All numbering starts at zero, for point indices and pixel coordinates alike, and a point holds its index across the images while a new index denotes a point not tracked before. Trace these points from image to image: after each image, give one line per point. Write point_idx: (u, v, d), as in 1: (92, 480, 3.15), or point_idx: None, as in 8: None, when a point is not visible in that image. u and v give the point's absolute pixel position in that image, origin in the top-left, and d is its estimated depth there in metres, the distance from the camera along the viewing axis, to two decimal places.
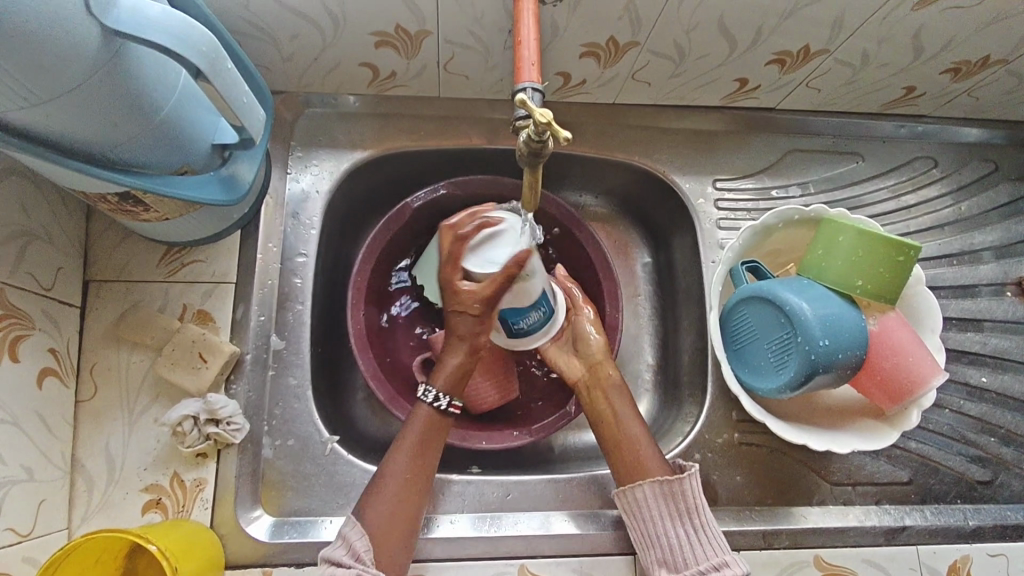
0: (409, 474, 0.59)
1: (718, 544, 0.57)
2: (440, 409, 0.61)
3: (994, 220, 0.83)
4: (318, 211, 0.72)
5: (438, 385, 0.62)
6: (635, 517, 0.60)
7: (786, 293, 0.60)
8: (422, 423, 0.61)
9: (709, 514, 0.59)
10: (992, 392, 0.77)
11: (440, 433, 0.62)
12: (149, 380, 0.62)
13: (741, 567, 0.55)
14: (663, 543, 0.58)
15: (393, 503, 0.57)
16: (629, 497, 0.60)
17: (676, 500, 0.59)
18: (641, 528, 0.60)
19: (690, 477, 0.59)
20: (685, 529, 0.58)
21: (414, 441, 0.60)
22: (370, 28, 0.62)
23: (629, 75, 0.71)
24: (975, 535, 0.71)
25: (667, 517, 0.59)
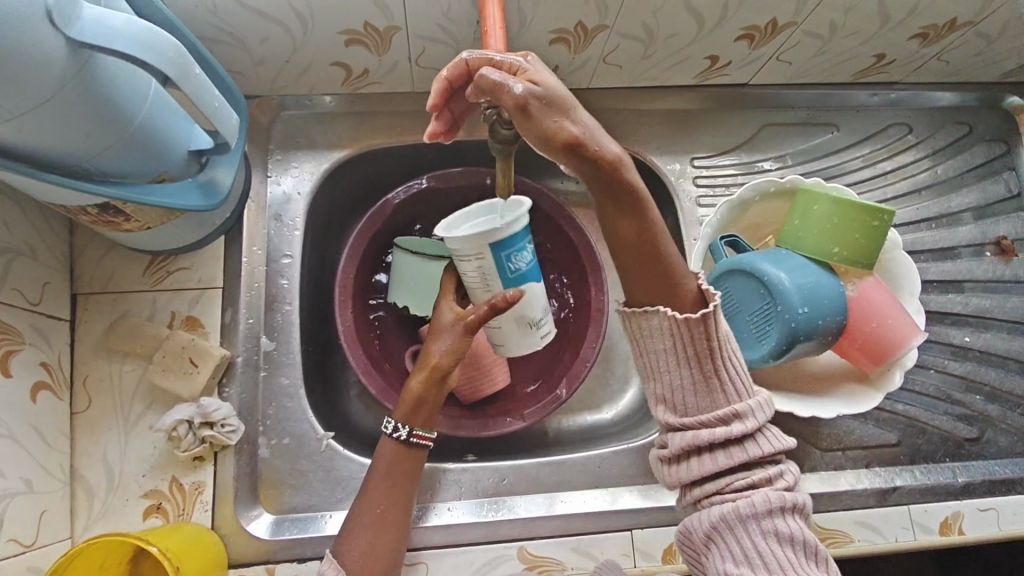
0: (384, 516, 0.59)
1: (731, 389, 0.52)
2: (407, 440, 0.62)
3: (971, 181, 0.84)
4: (301, 211, 0.72)
5: (401, 416, 0.63)
6: (640, 345, 0.54)
7: (764, 264, 0.61)
8: (389, 458, 0.62)
9: (730, 352, 0.53)
10: (976, 351, 0.78)
11: (410, 460, 0.62)
12: (142, 388, 0.63)
13: (756, 420, 0.51)
14: (668, 373, 0.53)
15: (370, 543, 0.58)
16: (640, 325, 0.53)
17: (689, 341, 0.51)
18: (647, 360, 0.54)
19: (714, 316, 0.51)
20: (698, 369, 0.52)
21: (382, 472, 0.61)
22: (339, 27, 0.62)
23: (600, 59, 0.72)
24: (965, 492, 0.72)
25: (678, 357, 0.52)
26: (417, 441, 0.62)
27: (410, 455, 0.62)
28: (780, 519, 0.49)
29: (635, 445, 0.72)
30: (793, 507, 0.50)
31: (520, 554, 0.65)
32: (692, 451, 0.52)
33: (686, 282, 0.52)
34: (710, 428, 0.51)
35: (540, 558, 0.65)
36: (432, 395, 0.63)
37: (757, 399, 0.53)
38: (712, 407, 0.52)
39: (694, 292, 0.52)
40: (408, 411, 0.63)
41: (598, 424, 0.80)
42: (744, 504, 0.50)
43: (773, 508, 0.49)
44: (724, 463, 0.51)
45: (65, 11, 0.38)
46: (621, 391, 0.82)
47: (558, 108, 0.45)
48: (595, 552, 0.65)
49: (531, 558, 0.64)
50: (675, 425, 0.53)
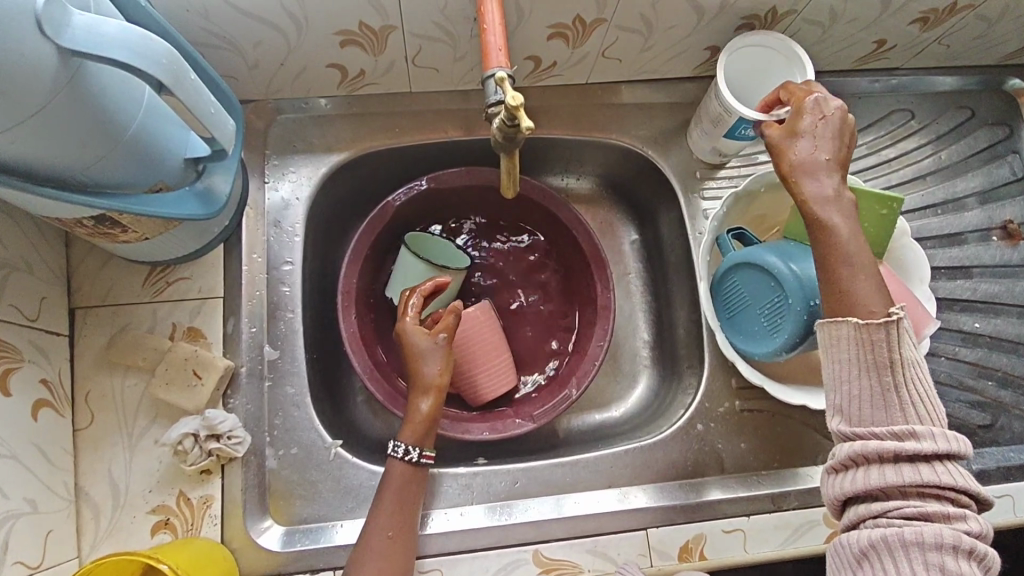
0: (391, 544, 0.58)
1: (918, 415, 0.47)
2: (419, 462, 0.62)
3: (975, 165, 0.83)
4: (300, 217, 0.71)
5: (409, 439, 0.62)
6: (828, 354, 0.49)
7: (773, 256, 0.60)
8: (398, 479, 0.61)
9: (920, 378, 0.47)
10: (986, 337, 0.77)
11: (416, 482, 0.62)
12: (146, 403, 0.62)
13: (937, 447, 0.45)
14: (847, 378, 0.48)
15: (382, 571, 0.57)
16: (832, 335, 0.49)
17: (878, 351, 0.47)
18: (830, 366, 0.49)
19: (897, 327, 0.47)
20: (880, 380, 0.47)
21: (394, 490, 0.61)
22: (333, 28, 0.61)
23: (599, 53, 0.71)
24: (980, 479, 0.71)
25: (859, 366, 0.48)
26: (427, 462, 0.62)
27: (420, 471, 0.62)
28: (951, 559, 0.43)
29: (648, 442, 0.71)
30: (970, 554, 0.43)
31: (535, 558, 0.64)
32: (859, 461, 0.47)
33: (873, 299, 0.48)
34: (886, 442, 0.45)
35: (556, 561, 0.64)
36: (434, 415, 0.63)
37: (946, 433, 0.46)
38: (891, 422, 0.47)
39: (880, 316, 0.48)
40: (415, 434, 0.62)
41: (607, 422, 0.79)
42: (908, 529, 0.44)
43: (944, 546, 0.43)
44: (892, 475, 0.45)
45: (55, 19, 0.37)
46: (629, 388, 0.81)
47: (806, 156, 0.53)
48: (611, 553, 0.64)
49: (547, 561, 0.64)
50: (851, 438, 0.47)
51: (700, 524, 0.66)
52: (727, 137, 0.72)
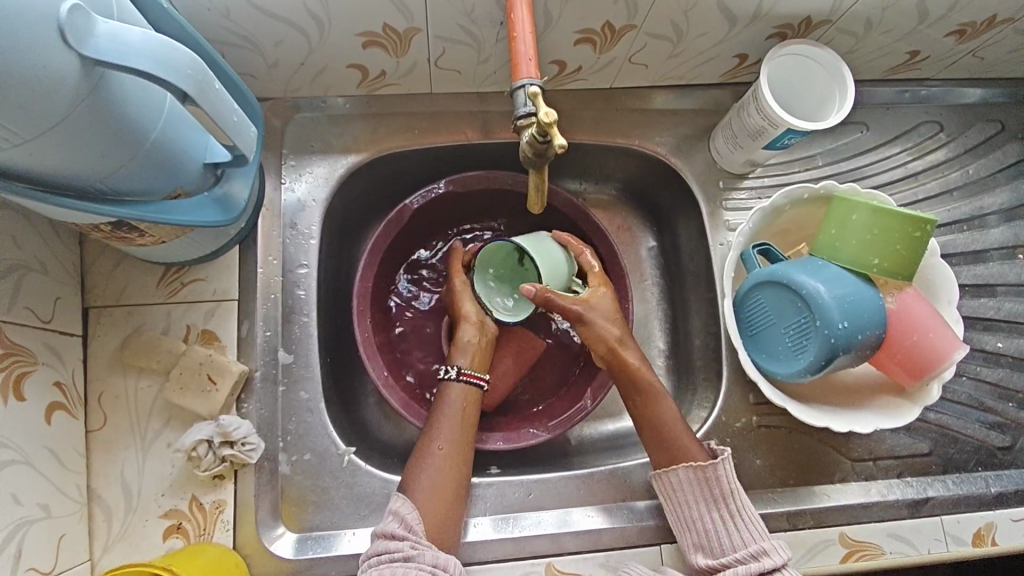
0: (448, 461, 0.62)
1: (756, 529, 0.59)
2: (459, 379, 0.66)
3: (1002, 181, 0.81)
4: (316, 219, 0.70)
5: (456, 360, 0.68)
6: (671, 499, 0.62)
7: (800, 276, 0.59)
8: (455, 402, 0.65)
9: (742, 501, 0.60)
10: (1008, 357, 0.76)
11: (466, 416, 0.65)
12: (159, 406, 0.61)
13: (771, 561, 0.56)
14: (699, 528, 0.60)
15: (438, 480, 0.60)
16: (666, 481, 0.62)
17: (711, 485, 0.61)
18: (676, 509, 0.62)
19: (724, 463, 0.61)
20: (718, 509, 0.60)
21: (451, 415, 0.64)
22: (356, 29, 0.60)
23: (625, 58, 0.70)
24: (998, 502, 0.71)
25: (704, 500, 0.61)
26: (467, 380, 0.67)
27: (474, 399, 0.66)
28: None
29: None
30: None
31: (547, 570, 0.63)
32: None
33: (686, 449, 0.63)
34: (742, 563, 0.56)
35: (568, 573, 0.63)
36: (476, 338, 0.69)
37: (771, 542, 0.57)
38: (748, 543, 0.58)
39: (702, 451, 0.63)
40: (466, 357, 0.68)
41: (622, 432, 0.78)
42: None
43: None
44: None
45: (79, 27, 0.35)
46: None
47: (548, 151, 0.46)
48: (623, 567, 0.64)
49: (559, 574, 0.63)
50: (714, 568, 0.58)
51: None
52: (765, 148, 0.69)
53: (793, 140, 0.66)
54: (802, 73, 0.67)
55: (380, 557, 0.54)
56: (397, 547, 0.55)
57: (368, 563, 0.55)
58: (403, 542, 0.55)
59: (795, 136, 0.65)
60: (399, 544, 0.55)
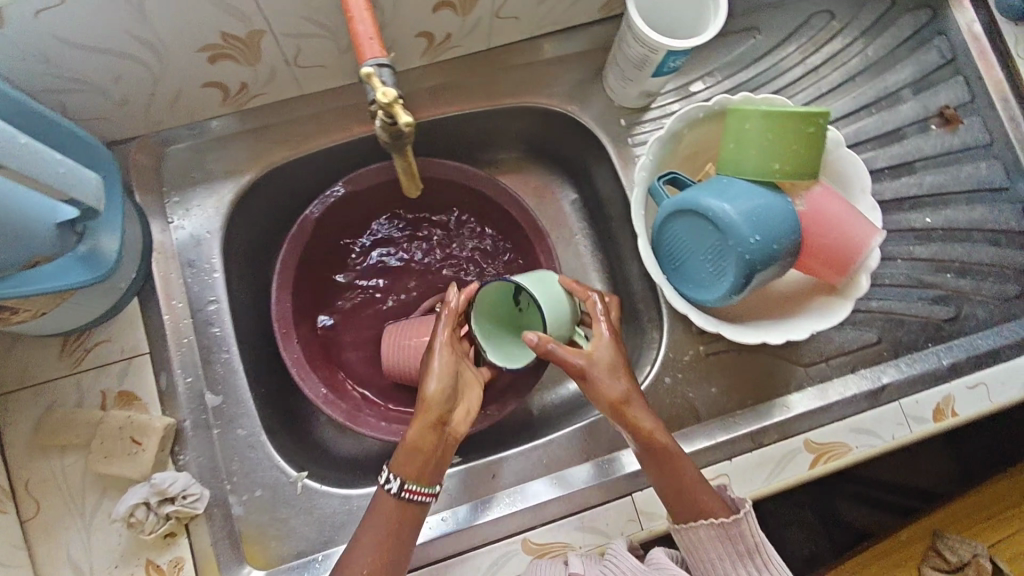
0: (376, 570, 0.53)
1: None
2: (398, 493, 0.55)
3: (903, 56, 0.80)
4: (215, 250, 0.66)
5: (394, 466, 0.55)
6: (695, 553, 0.58)
7: (706, 198, 0.57)
8: (386, 500, 0.55)
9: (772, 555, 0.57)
10: (938, 230, 0.76)
11: (398, 526, 0.55)
12: (91, 479, 0.59)
13: None
14: None
15: None
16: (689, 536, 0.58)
17: (736, 541, 0.57)
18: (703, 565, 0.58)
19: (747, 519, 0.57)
20: (745, 564, 0.57)
21: (386, 515, 0.55)
22: (195, 45, 0.56)
23: (492, 15, 0.66)
24: (952, 373, 0.71)
25: (732, 558, 0.57)
26: (410, 495, 0.55)
27: (409, 509, 0.55)
28: None
29: None
30: None
31: (524, 546, 0.62)
32: None
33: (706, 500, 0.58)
34: None
35: (545, 545, 0.63)
36: (429, 448, 0.56)
37: None
38: None
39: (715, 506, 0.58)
40: (408, 467, 0.55)
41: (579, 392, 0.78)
42: None
43: None
44: None
45: None
46: None
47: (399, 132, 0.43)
48: (600, 526, 0.63)
49: (537, 548, 0.62)
50: None
51: None
52: (653, 76, 0.67)
53: (678, 62, 0.64)
54: None
55: None
56: None
57: None
58: None
59: (678, 57, 0.63)
60: None
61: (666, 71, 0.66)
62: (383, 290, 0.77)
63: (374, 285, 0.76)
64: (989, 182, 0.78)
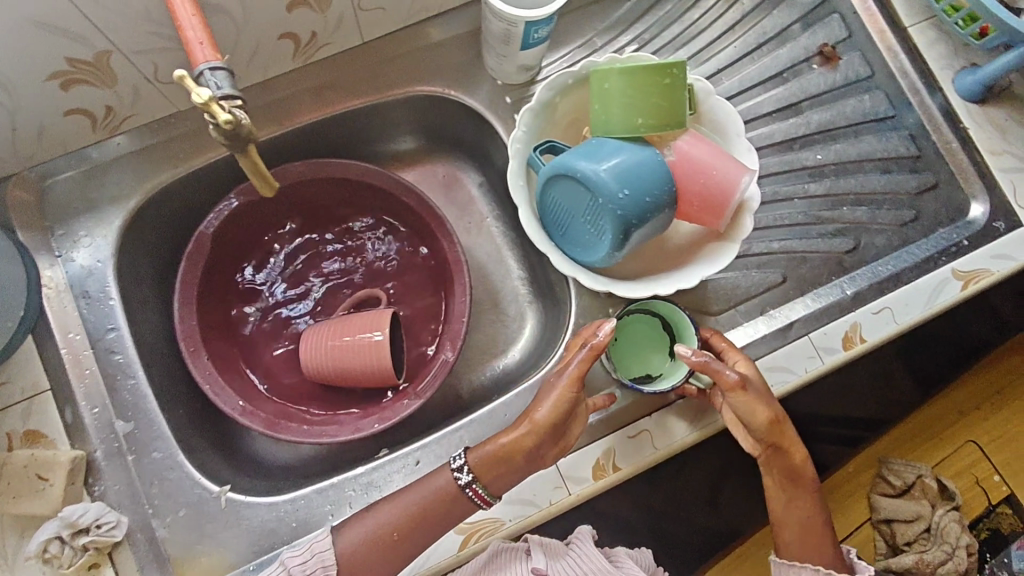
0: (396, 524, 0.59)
1: None
2: (466, 485, 0.60)
3: (777, 0, 0.82)
4: (108, 278, 0.66)
5: (472, 459, 0.60)
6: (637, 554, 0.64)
7: (575, 162, 0.58)
8: (440, 482, 0.60)
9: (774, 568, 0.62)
10: (830, 165, 0.78)
11: (440, 505, 0.59)
12: (5, 522, 0.58)
13: None
14: None
15: (369, 538, 0.59)
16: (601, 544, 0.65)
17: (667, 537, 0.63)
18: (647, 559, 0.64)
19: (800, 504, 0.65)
20: None
21: (416, 502, 0.59)
22: (42, 72, 0.55)
23: (354, 9, 0.67)
24: (857, 302, 0.73)
25: None
26: (472, 493, 0.60)
27: (454, 508, 0.60)
28: None
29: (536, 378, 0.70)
30: None
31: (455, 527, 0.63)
32: None
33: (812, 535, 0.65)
34: None
35: (476, 523, 0.63)
36: (505, 464, 0.60)
37: None
38: None
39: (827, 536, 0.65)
40: (479, 458, 0.60)
41: (505, 372, 0.79)
42: None
43: None
44: None
45: None
46: (520, 327, 0.81)
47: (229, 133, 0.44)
48: (527, 497, 0.64)
49: (468, 527, 0.63)
50: None
51: (605, 439, 0.66)
52: (522, 50, 0.67)
53: (542, 32, 0.65)
54: None
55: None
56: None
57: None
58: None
59: (540, 28, 0.64)
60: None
61: (533, 43, 0.66)
62: (296, 297, 0.77)
63: (287, 295, 0.77)
64: (874, 113, 0.80)
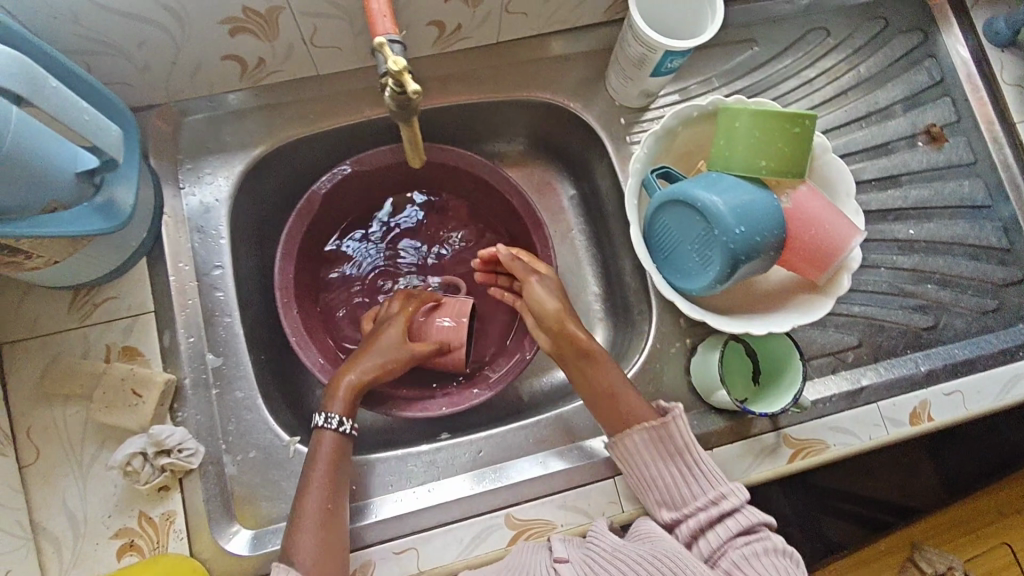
0: (319, 517, 0.58)
1: (712, 475, 0.62)
2: (337, 428, 0.62)
3: (894, 74, 0.83)
4: (223, 218, 0.69)
5: (336, 408, 0.63)
6: (637, 473, 0.63)
7: (695, 191, 0.60)
8: (331, 444, 0.62)
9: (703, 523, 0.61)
10: (921, 241, 0.79)
11: (343, 456, 0.62)
12: (91, 428, 0.61)
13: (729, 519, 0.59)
14: (661, 484, 0.62)
15: (320, 537, 0.57)
16: (624, 452, 0.63)
17: (671, 447, 0.62)
18: (643, 474, 0.63)
19: (675, 419, 0.63)
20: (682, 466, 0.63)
21: (325, 464, 0.61)
22: (218, 16, 0.59)
23: (502, 9, 0.70)
24: (929, 379, 0.74)
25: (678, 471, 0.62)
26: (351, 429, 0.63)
27: (343, 452, 0.62)
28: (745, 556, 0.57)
29: None
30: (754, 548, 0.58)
31: (508, 521, 0.64)
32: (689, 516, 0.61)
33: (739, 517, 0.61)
34: (706, 511, 0.60)
35: (528, 521, 0.64)
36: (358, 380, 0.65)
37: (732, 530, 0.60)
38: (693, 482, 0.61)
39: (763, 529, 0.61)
40: (344, 405, 0.64)
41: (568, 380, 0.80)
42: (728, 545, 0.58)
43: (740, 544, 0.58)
44: (725, 533, 0.58)
45: None
46: None
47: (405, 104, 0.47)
48: (581, 505, 0.65)
49: (520, 523, 0.64)
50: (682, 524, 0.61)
51: None
52: (652, 76, 0.70)
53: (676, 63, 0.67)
54: None
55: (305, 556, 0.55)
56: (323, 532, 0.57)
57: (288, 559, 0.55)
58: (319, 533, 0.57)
59: (676, 59, 0.66)
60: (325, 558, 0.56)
61: (663, 71, 0.69)
62: (384, 270, 0.80)
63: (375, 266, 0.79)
64: (971, 200, 0.81)
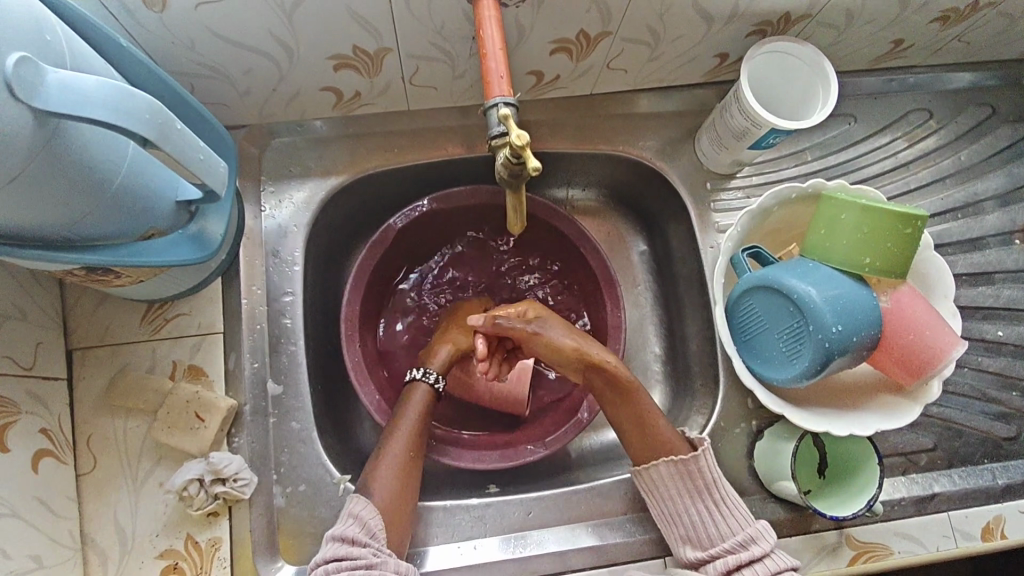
0: (398, 468, 0.62)
1: (741, 515, 0.61)
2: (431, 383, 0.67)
3: (996, 166, 0.80)
4: (299, 245, 0.69)
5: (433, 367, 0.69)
6: (654, 494, 0.63)
7: (790, 279, 0.58)
8: (422, 402, 0.66)
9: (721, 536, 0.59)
10: (1010, 345, 0.75)
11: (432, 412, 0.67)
12: (149, 445, 0.61)
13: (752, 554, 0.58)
14: (686, 522, 0.61)
15: (397, 484, 0.61)
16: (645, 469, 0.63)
17: (693, 477, 0.62)
18: (660, 508, 0.63)
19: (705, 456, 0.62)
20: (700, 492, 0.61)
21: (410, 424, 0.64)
22: (326, 52, 0.58)
23: (603, 65, 0.69)
24: (1006, 494, 0.70)
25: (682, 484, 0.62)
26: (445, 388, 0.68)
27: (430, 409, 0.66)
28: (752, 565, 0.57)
29: None
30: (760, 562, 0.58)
31: None
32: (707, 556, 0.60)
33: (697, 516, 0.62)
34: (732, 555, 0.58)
35: None
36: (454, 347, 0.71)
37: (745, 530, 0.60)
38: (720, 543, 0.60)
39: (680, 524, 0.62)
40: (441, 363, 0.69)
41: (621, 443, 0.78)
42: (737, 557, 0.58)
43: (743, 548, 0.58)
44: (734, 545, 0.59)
45: (27, 79, 0.34)
46: None
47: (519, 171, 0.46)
48: None
49: None
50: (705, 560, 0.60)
51: None
52: (749, 148, 0.68)
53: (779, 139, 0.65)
54: (787, 70, 0.66)
55: (338, 564, 0.54)
56: (362, 556, 0.55)
57: (325, 569, 0.54)
58: (366, 549, 0.55)
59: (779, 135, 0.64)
60: (361, 550, 0.55)
61: (762, 145, 0.67)
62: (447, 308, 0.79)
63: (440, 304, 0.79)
64: None
